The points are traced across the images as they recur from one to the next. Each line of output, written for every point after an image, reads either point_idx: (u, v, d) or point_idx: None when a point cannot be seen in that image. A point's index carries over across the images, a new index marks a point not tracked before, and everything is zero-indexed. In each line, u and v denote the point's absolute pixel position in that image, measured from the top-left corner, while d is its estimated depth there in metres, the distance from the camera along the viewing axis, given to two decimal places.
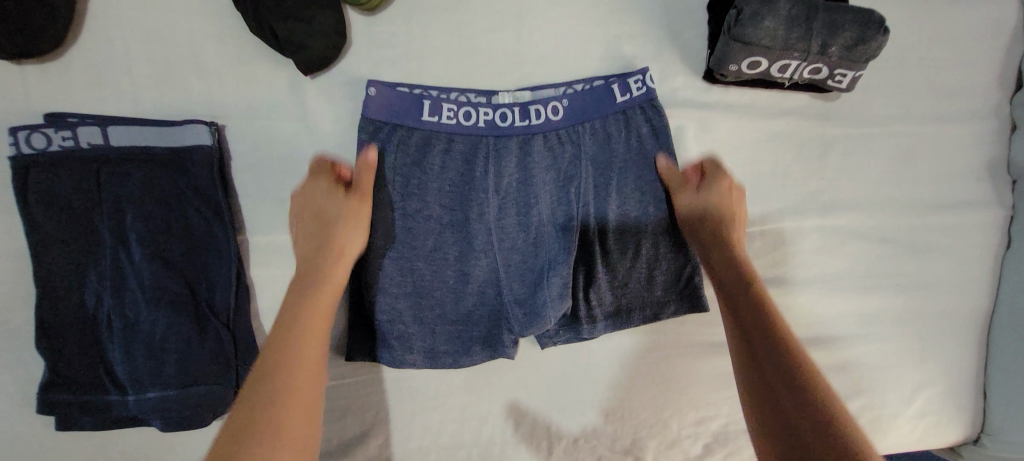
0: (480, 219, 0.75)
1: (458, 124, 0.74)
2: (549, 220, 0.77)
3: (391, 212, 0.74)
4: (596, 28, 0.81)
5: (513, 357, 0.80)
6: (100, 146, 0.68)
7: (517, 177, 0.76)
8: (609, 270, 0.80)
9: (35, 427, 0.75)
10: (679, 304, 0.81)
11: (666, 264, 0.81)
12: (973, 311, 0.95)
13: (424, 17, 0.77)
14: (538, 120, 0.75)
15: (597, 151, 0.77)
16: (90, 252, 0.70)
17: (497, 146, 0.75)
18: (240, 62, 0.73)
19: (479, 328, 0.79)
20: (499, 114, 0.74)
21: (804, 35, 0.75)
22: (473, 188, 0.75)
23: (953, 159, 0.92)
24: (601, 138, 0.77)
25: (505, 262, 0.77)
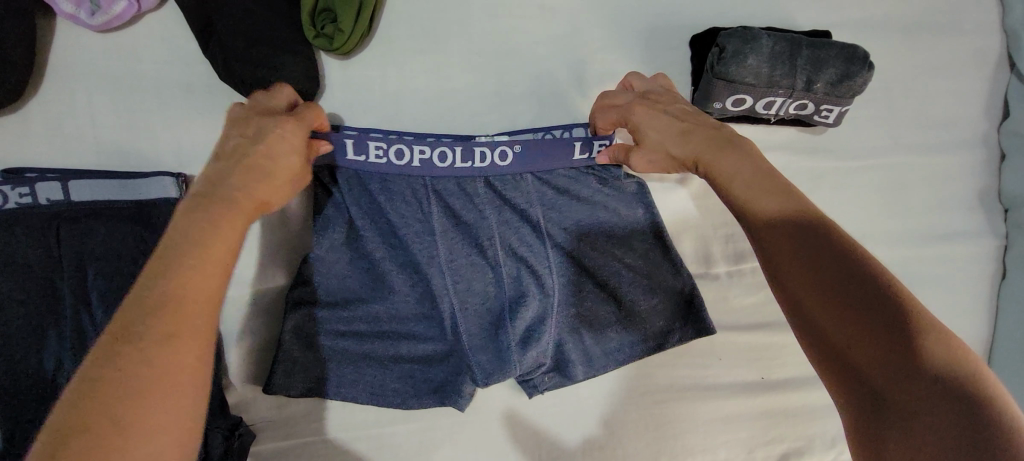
0: (432, 263, 0.73)
1: (390, 163, 0.69)
2: (506, 263, 0.75)
3: (343, 256, 0.73)
4: (579, 66, 0.80)
5: (463, 409, 0.76)
6: (60, 201, 0.65)
7: (467, 221, 0.74)
8: (579, 309, 0.79)
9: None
10: (654, 346, 0.80)
11: (636, 301, 0.79)
12: (972, 344, 0.93)
13: (400, 61, 0.75)
14: (482, 162, 0.71)
15: (554, 190, 0.76)
16: (48, 312, 0.66)
17: (438, 187, 0.72)
18: (208, 109, 0.70)
19: (445, 375, 0.76)
20: (437, 153, 0.70)
21: (786, 72, 0.74)
22: (422, 234, 0.73)
23: (944, 190, 0.91)
24: (558, 177, 0.75)
25: (462, 308, 0.74)
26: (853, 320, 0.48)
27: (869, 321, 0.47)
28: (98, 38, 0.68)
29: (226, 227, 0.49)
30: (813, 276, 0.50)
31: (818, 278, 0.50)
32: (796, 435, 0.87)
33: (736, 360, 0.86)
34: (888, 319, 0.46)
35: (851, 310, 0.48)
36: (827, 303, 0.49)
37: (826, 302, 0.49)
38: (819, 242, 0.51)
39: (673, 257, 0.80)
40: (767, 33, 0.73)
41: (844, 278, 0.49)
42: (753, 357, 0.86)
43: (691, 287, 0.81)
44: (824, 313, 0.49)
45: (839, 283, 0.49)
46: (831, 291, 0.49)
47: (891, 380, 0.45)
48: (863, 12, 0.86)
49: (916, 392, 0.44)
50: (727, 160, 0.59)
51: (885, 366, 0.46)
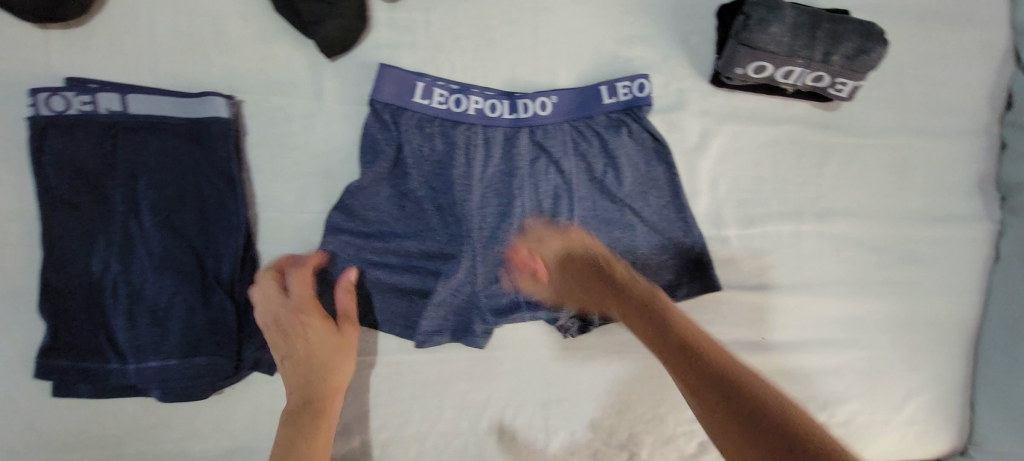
0: (464, 205, 0.77)
1: (448, 109, 0.77)
2: (532, 212, 0.80)
3: (382, 190, 0.76)
4: (610, 28, 0.84)
5: (480, 347, 0.81)
6: (118, 112, 0.69)
7: (502, 168, 0.79)
8: None
9: (11, 401, 0.71)
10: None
11: (647, 256, 0.83)
12: (961, 322, 0.98)
13: (443, 8, 0.79)
14: (526, 114, 0.79)
15: (584, 148, 0.81)
16: (98, 216, 0.69)
17: (484, 134, 0.78)
18: (261, 39, 0.74)
19: (461, 314, 0.80)
20: (488, 104, 0.78)
21: (806, 43, 0.78)
22: (458, 175, 0.77)
23: (946, 174, 0.96)
24: (589, 136, 0.82)
25: (485, 250, 0.79)
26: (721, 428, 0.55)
27: (728, 392, 0.56)
28: None
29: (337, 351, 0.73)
30: (677, 370, 0.61)
31: (690, 374, 0.60)
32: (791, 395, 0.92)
33: (739, 320, 0.90)
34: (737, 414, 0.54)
35: (726, 384, 0.57)
36: (713, 406, 0.56)
37: (704, 394, 0.58)
38: (687, 357, 0.61)
39: (688, 220, 0.84)
40: (791, 5, 0.78)
41: (710, 377, 0.58)
42: (756, 318, 0.91)
43: (699, 244, 0.84)
44: (703, 397, 0.58)
45: (699, 373, 0.59)
46: (696, 381, 0.59)
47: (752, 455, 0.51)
48: None
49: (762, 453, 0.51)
50: (530, 239, 0.77)
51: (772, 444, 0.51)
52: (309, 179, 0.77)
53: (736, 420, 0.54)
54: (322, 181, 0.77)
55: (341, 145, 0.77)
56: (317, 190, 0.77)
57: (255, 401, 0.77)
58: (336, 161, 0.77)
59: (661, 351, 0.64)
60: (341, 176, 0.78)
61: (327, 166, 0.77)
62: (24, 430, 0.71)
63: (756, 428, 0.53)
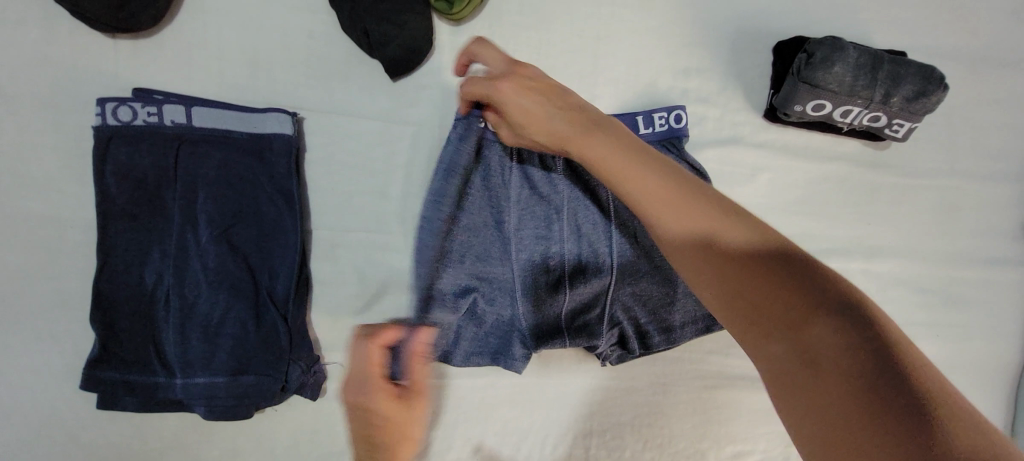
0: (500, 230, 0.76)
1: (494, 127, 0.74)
2: (569, 238, 0.79)
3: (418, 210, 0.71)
4: (668, 59, 0.84)
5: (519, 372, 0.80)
6: (182, 124, 0.69)
7: (539, 193, 0.78)
8: (636, 292, 0.82)
9: (53, 412, 0.69)
10: (704, 327, 0.84)
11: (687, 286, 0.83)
12: (1004, 366, 0.96)
13: (506, 32, 0.79)
14: None
15: None
16: (156, 228, 0.69)
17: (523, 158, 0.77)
18: (327, 57, 0.74)
19: (499, 338, 0.79)
20: None
21: (867, 83, 0.78)
22: (501, 196, 0.76)
23: (991, 217, 0.95)
24: None
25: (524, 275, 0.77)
26: (834, 369, 0.42)
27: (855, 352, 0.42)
28: None
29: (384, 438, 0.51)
30: (768, 294, 0.47)
31: (780, 297, 0.46)
32: None
33: None
34: (856, 352, 0.42)
35: (819, 305, 0.45)
36: (816, 338, 0.43)
37: (801, 327, 0.45)
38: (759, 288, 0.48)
39: None
40: (853, 45, 0.78)
41: (809, 298, 0.45)
42: None
43: None
44: (800, 329, 0.44)
45: (794, 303, 0.46)
46: (795, 310, 0.45)
47: (884, 399, 0.39)
48: (935, 40, 0.91)
49: (858, 381, 0.40)
50: (532, 98, 0.60)
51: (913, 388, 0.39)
52: (365, 198, 0.76)
53: (823, 355, 0.42)
54: (378, 199, 0.77)
55: (398, 165, 0.77)
56: (372, 209, 0.77)
57: (298, 420, 0.76)
58: (393, 180, 0.77)
59: (741, 280, 0.49)
60: (397, 196, 0.77)
61: (383, 185, 0.77)
62: (65, 443, 0.69)
63: (840, 366, 0.41)
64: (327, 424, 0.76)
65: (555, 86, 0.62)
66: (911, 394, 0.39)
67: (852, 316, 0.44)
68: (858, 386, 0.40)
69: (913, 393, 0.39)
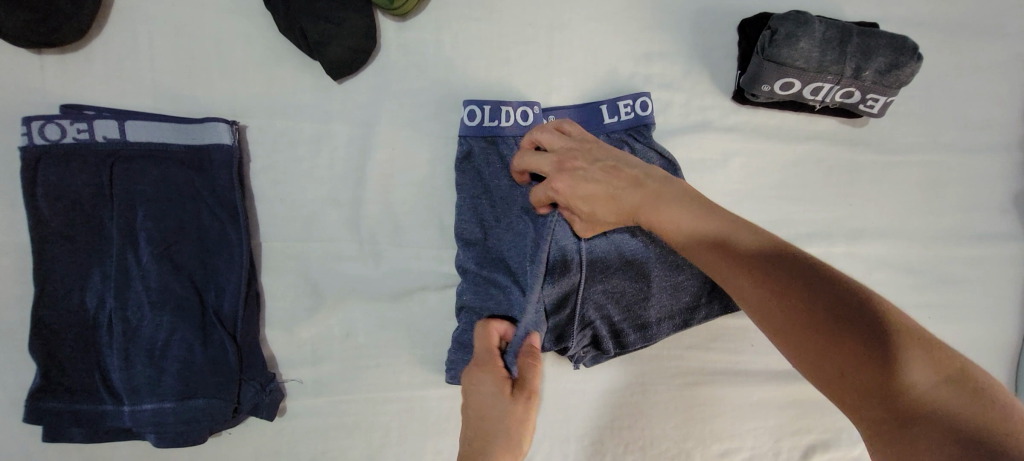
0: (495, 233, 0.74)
1: (467, 124, 0.73)
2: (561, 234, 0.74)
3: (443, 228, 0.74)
4: (628, 44, 0.81)
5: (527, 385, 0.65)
6: (115, 140, 0.65)
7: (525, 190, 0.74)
8: (613, 288, 0.79)
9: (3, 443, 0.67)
10: (681, 321, 0.80)
11: (663, 279, 0.79)
12: (1004, 346, 0.92)
13: (455, 26, 0.76)
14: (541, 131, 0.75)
15: None
16: (94, 250, 0.66)
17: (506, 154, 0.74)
18: (266, 62, 0.71)
19: None
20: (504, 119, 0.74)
21: (836, 58, 0.75)
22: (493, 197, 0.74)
23: (979, 191, 0.91)
24: None
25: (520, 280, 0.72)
26: (901, 390, 0.43)
27: (904, 381, 0.43)
28: None
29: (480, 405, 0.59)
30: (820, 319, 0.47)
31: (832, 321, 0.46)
32: (824, 427, 0.87)
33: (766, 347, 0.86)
34: (910, 370, 0.43)
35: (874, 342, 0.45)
36: (876, 363, 0.44)
37: (852, 352, 0.45)
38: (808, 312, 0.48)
39: None
40: (819, 19, 0.75)
41: (860, 321, 0.46)
42: None
43: None
44: (858, 352, 0.45)
45: (853, 325, 0.46)
46: (856, 335, 0.45)
47: (953, 421, 0.41)
48: (908, 9, 0.87)
49: (916, 421, 0.42)
50: (596, 182, 0.62)
51: (966, 401, 0.42)
52: (314, 206, 0.73)
53: (872, 376, 0.44)
54: (328, 207, 0.73)
55: (348, 170, 0.74)
56: (322, 217, 0.73)
57: (258, 441, 0.72)
58: (343, 186, 0.74)
59: (790, 305, 0.48)
60: (348, 202, 0.74)
61: (334, 192, 0.73)
62: None
63: (893, 386, 0.43)
64: (287, 444, 0.73)
65: (611, 164, 0.62)
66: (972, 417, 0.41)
67: (900, 334, 0.45)
68: (918, 404, 0.42)
69: (970, 404, 0.42)
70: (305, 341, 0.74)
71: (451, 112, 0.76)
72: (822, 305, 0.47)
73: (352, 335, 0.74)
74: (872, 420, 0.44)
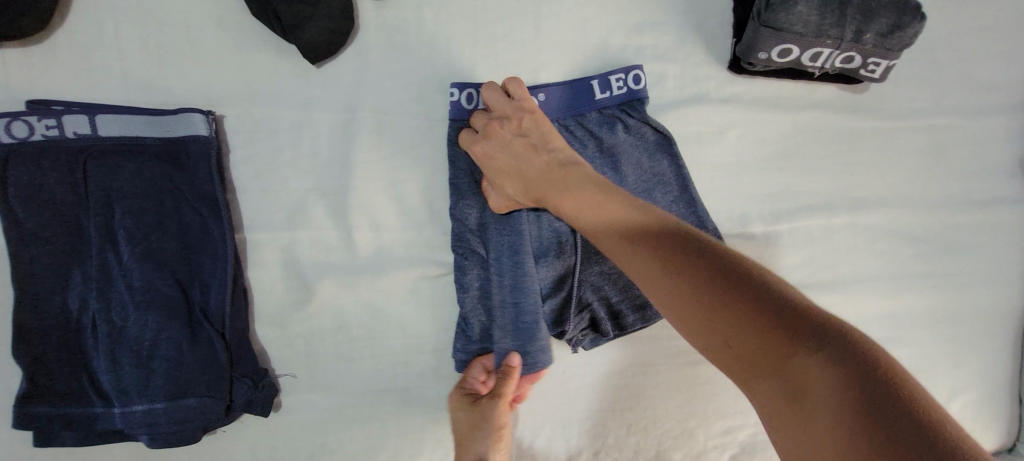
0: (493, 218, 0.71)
1: (460, 107, 0.71)
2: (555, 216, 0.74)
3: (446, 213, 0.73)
4: (618, 15, 0.77)
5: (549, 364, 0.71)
6: (87, 136, 0.63)
7: None
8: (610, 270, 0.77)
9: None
10: None
11: None
12: (1009, 313, 0.91)
13: (436, 2, 0.72)
14: None
15: (599, 148, 0.76)
16: (74, 250, 0.64)
17: None
18: (240, 47, 0.68)
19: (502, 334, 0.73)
20: None
21: (835, 21, 0.71)
22: None
23: (987, 155, 0.89)
24: (595, 134, 0.76)
25: None
26: (807, 364, 0.47)
27: (806, 353, 0.47)
28: None
29: (459, 426, 0.71)
30: (737, 304, 0.51)
31: (750, 303, 0.51)
32: None
33: None
34: (815, 348, 0.47)
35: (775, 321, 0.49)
36: (776, 340, 0.49)
37: (764, 332, 0.49)
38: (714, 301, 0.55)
39: (704, 216, 0.78)
40: None
41: (767, 301, 0.50)
42: None
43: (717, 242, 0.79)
44: (762, 332, 0.49)
45: (759, 304, 0.50)
46: (763, 314, 0.50)
47: (851, 390, 0.44)
48: None
49: (819, 393, 0.45)
50: (510, 158, 0.66)
51: (869, 371, 0.44)
52: (298, 197, 0.71)
53: (776, 354, 0.49)
54: (312, 198, 0.71)
55: (331, 158, 0.71)
56: (306, 208, 0.71)
57: (254, 437, 0.72)
58: (327, 175, 0.71)
59: (704, 290, 0.53)
60: (334, 191, 0.71)
61: (318, 181, 0.71)
62: None
63: (798, 360, 0.47)
64: (286, 439, 0.72)
65: (529, 141, 0.67)
66: (874, 382, 0.44)
67: (806, 315, 0.49)
68: (826, 378, 0.45)
69: (870, 371, 0.44)
70: (298, 335, 0.72)
71: (435, 94, 0.73)
72: (733, 291, 0.52)
73: (344, 328, 0.73)
74: (781, 397, 0.48)
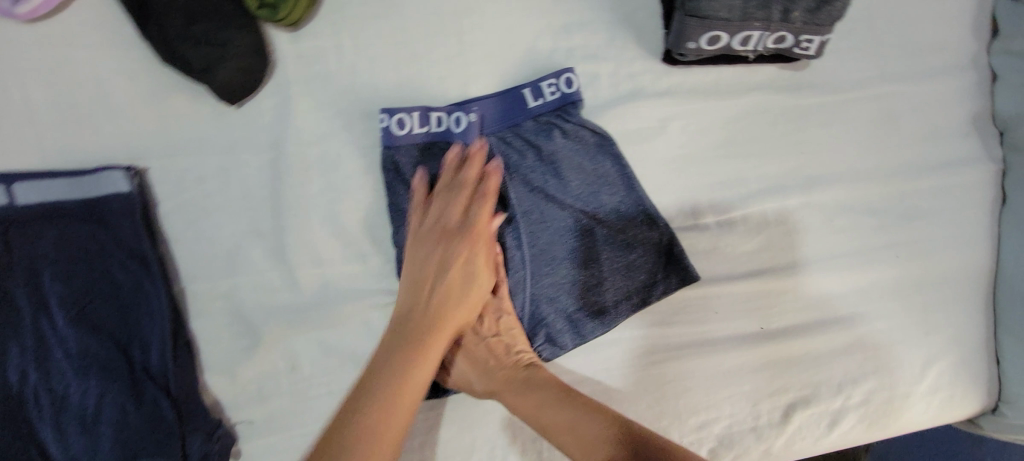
0: None
1: (390, 133, 0.69)
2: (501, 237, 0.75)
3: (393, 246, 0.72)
4: (544, 20, 0.76)
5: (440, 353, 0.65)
6: (4, 206, 0.62)
7: None
8: (562, 280, 0.77)
9: None
10: (639, 301, 0.79)
11: (613, 261, 0.78)
12: (978, 274, 0.90)
13: (353, 27, 0.71)
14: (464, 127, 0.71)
15: (540, 158, 0.75)
16: (5, 323, 0.61)
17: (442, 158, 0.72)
18: (155, 96, 0.67)
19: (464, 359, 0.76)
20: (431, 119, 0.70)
21: (760, 3, 0.70)
22: None
23: (937, 118, 0.88)
24: (535, 145, 0.74)
25: None
26: None
27: None
28: (26, 33, 0.64)
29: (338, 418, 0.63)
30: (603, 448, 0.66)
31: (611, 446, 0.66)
32: (802, 383, 0.86)
33: (736, 312, 0.83)
34: None
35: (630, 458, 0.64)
36: None
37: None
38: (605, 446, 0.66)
39: (652, 213, 0.77)
40: None
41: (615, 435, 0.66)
42: (752, 307, 0.84)
43: (670, 236, 0.78)
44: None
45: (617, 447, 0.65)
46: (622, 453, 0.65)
47: None
48: None
49: None
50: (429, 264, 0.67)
51: None
52: (234, 242, 0.69)
53: None
54: (248, 240, 0.69)
55: (263, 198, 0.70)
56: (243, 251, 0.69)
57: None
58: (261, 216, 0.70)
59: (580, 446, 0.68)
60: (271, 231, 0.70)
61: (253, 223, 0.70)
62: None
63: None
64: None
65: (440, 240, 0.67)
66: None
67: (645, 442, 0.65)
68: None
69: None
70: (250, 381, 0.70)
71: (363, 120, 0.71)
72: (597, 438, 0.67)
73: (297, 368, 0.71)
74: None
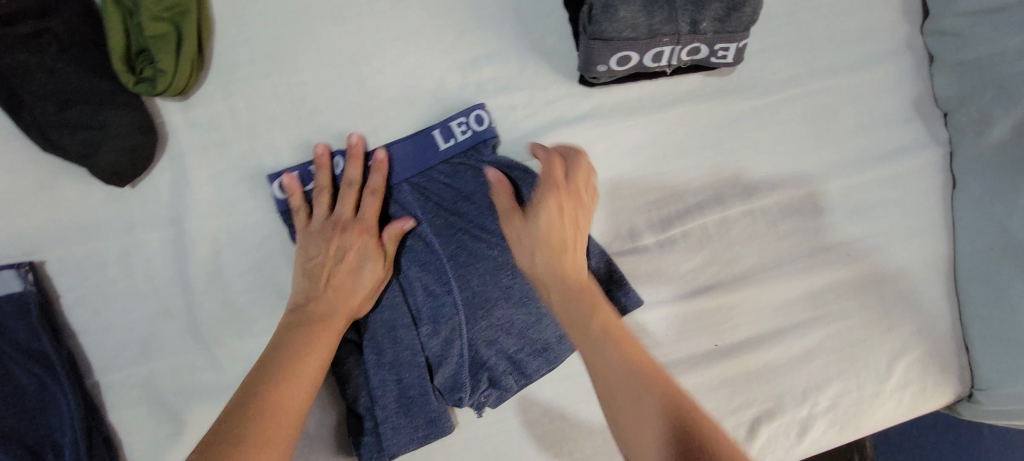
0: None
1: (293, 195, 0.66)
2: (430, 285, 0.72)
3: None
4: (449, 57, 0.73)
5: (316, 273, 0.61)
6: None
7: None
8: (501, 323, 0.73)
9: None
10: None
11: None
12: (937, 262, 0.86)
13: (247, 90, 0.68)
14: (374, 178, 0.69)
15: (460, 199, 0.72)
16: None
17: None
18: (45, 187, 0.64)
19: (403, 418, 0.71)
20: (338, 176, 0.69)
21: (666, 18, 0.66)
22: None
23: (875, 107, 0.85)
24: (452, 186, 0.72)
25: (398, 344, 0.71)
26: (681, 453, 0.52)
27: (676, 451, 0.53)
28: None
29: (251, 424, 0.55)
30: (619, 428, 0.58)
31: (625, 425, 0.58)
32: (763, 396, 0.82)
33: (684, 332, 0.80)
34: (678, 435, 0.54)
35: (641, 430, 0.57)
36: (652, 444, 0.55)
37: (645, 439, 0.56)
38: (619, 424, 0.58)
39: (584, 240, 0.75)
40: None
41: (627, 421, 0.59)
42: (701, 325, 0.81)
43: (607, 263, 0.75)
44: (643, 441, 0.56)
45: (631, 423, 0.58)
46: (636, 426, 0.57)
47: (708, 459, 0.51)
48: None
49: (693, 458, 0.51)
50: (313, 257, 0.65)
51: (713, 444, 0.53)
52: (144, 326, 0.66)
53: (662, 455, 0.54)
54: (160, 323, 0.66)
55: (170, 277, 0.67)
56: (156, 335, 0.66)
57: None
58: (171, 296, 0.67)
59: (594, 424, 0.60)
60: (183, 310, 0.67)
61: (163, 304, 0.67)
62: None
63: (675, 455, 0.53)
64: None
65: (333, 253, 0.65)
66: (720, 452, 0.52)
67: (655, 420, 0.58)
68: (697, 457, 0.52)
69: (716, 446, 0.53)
70: None
71: (268, 184, 0.68)
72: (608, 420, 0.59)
73: None
74: None
